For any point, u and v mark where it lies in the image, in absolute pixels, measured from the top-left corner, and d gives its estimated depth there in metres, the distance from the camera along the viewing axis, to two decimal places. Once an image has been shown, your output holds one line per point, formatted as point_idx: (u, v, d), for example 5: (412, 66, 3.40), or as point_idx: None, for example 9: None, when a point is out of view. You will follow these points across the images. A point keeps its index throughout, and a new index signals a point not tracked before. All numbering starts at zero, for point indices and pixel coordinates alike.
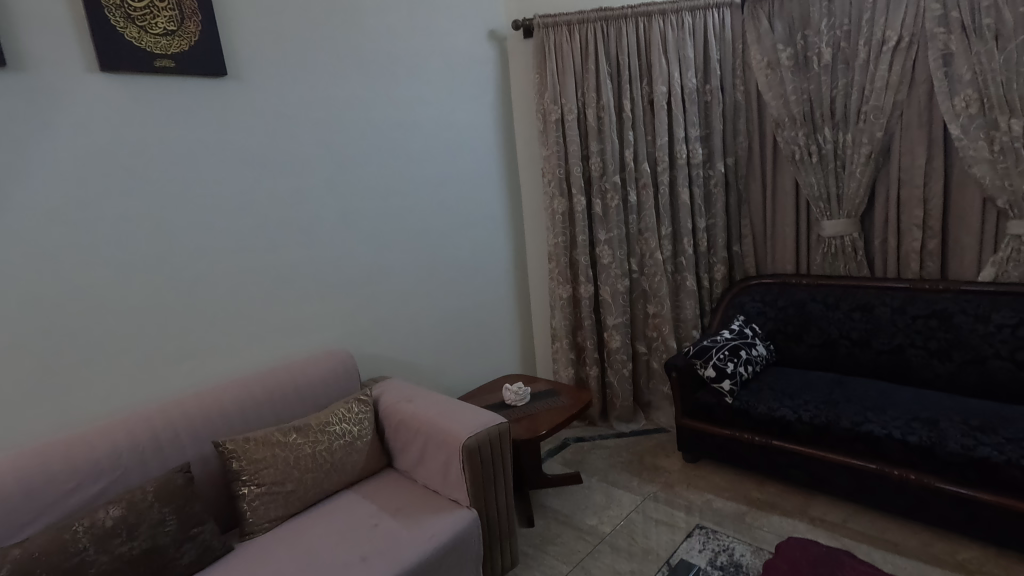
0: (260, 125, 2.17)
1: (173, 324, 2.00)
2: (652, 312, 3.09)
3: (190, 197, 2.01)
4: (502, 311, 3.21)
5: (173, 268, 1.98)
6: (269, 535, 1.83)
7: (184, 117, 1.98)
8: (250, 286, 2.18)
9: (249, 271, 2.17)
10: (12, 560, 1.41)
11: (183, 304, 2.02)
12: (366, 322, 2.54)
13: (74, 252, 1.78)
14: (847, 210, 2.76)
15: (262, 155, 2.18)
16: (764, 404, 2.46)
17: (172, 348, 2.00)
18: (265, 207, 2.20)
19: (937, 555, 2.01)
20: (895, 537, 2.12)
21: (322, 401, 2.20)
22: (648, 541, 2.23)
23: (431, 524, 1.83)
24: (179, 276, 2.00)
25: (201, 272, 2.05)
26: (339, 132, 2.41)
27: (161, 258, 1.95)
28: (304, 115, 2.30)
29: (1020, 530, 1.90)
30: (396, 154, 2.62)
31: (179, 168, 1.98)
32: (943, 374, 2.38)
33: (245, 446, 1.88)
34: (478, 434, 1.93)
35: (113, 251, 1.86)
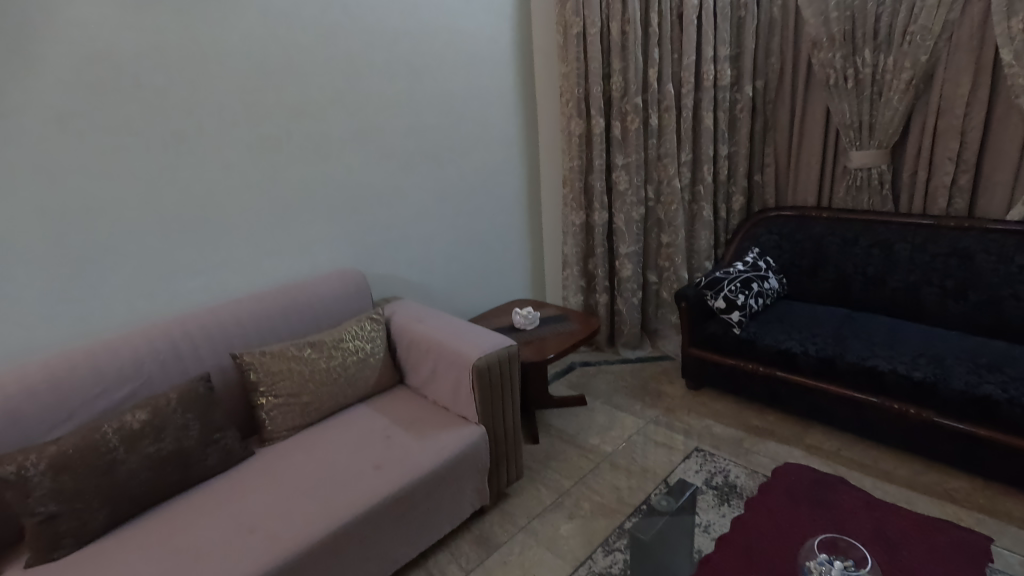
0: (265, 29, 2.06)
1: (187, 238, 2.00)
2: (665, 241, 3.05)
3: (198, 109, 1.95)
4: (514, 235, 3.18)
5: (183, 181, 1.96)
6: (287, 443, 1.92)
7: (186, 19, 1.88)
8: (262, 203, 2.16)
9: (260, 187, 2.14)
10: (48, 455, 1.51)
11: (195, 219, 2.01)
12: (378, 242, 2.54)
13: (83, 162, 1.76)
14: (878, 140, 2.63)
15: (269, 64, 2.09)
16: (771, 336, 2.48)
17: (187, 263, 2.02)
18: (273, 121, 2.13)
19: (926, 484, 2.09)
20: (887, 465, 2.20)
21: (334, 318, 2.24)
22: (647, 460, 2.33)
23: (441, 437, 1.91)
24: (189, 190, 1.98)
25: (211, 185, 2.03)
26: (348, 40, 2.28)
27: (171, 171, 1.93)
28: (313, 20, 2.17)
29: (1011, 464, 1.96)
30: (408, 67, 2.49)
31: (185, 77, 1.90)
32: (956, 313, 2.37)
33: (261, 360, 1.94)
34: (488, 356, 1.97)
35: (122, 160, 1.83)
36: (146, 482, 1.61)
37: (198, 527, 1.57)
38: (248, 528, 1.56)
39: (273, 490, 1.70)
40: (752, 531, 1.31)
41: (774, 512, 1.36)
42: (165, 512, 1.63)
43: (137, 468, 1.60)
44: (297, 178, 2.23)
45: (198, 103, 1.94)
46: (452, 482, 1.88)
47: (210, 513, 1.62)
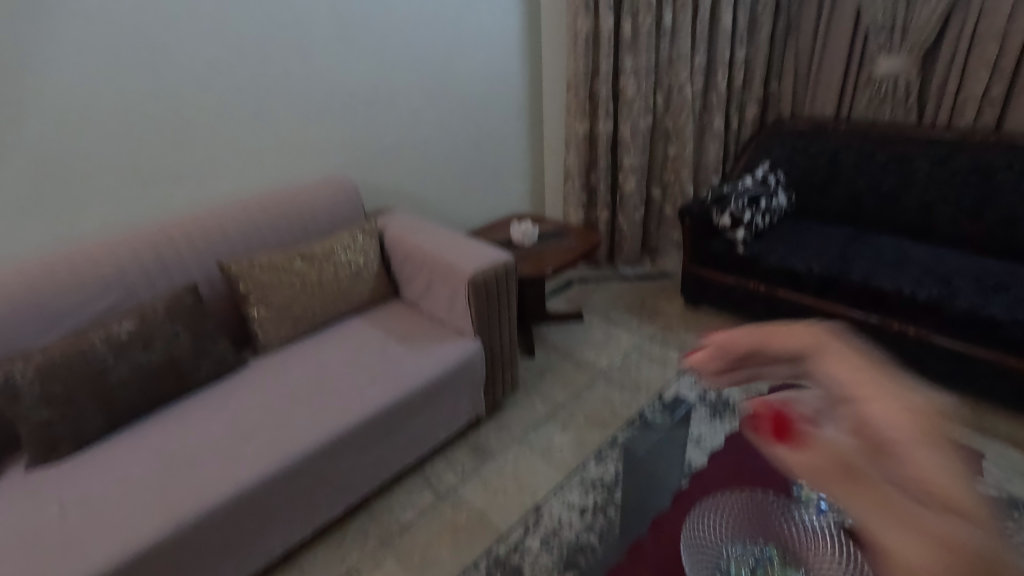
0: None
1: (163, 140, 1.86)
2: (672, 154, 2.91)
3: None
4: (513, 145, 3.01)
5: (153, 74, 1.79)
6: (281, 354, 1.90)
7: None
8: (243, 102, 2.00)
9: (238, 84, 1.97)
10: (35, 363, 1.48)
11: (170, 119, 1.86)
12: (370, 149, 2.39)
13: (39, 51, 1.60)
14: (910, 45, 2.43)
15: None
16: (776, 254, 2.41)
17: (165, 167, 1.89)
18: (250, 9, 1.93)
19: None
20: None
21: (325, 228, 2.14)
22: (642, 376, 2.35)
23: (436, 350, 1.90)
24: (161, 85, 1.82)
25: (185, 81, 1.86)
26: None
27: (139, 64, 1.76)
28: None
29: (1005, 383, 1.97)
30: None
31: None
32: (969, 233, 2.29)
33: (250, 270, 1.87)
34: (485, 270, 1.92)
35: (83, 49, 1.66)
36: (140, 391, 1.60)
37: (195, 434, 1.58)
38: (245, 436, 1.57)
39: (269, 399, 1.70)
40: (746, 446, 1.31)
41: None
42: (161, 419, 1.64)
43: (129, 377, 1.58)
44: (280, 76, 2.06)
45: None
46: (448, 394, 1.89)
47: (206, 421, 1.62)
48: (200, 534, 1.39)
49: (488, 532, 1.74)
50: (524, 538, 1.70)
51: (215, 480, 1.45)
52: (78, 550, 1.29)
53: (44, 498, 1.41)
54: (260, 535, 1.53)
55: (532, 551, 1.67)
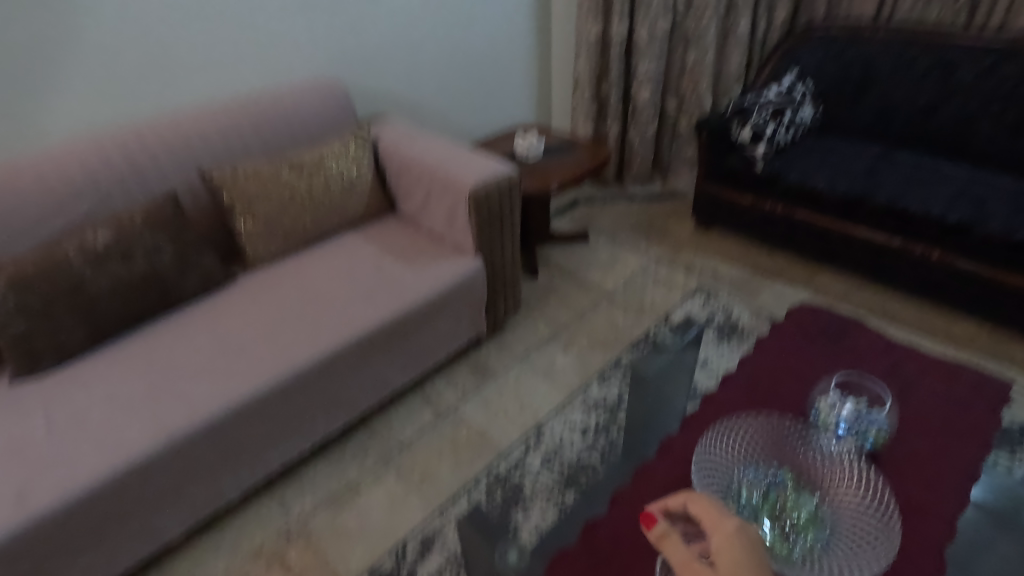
0: None
1: (127, 28, 1.67)
2: (691, 61, 2.67)
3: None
4: (518, 48, 2.76)
5: None
6: (271, 269, 1.81)
7: None
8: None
9: None
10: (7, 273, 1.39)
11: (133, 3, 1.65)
12: (361, 48, 2.18)
13: None
14: None
15: None
16: (798, 172, 2.26)
17: (133, 61, 1.71)
18: None
19: (933, 327, 2.04)
20: (897, 308, 2.14)
21: (314, 135, 1.98)
22: (648, 298, 2.27)
23: (435, 268, 1.80)
24: None
25: None
26: None
27: None
28: None
29: None
30: None
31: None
32: (1008, 151, 2.13)
33: (234, 179, 1.74)
34: (487, 183, 1.78)
35: None
36: (122, 302, 1.52)
37: (183, 349, 1.52)
38: (235, 352, 1.51)
39: (259, 316, 1.62)
40: (761, 368, 1.22)
41: (788, 351, 1.27)
42: (146, 333, 1.57)
43: (108, 288, 1.50)
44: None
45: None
46: (448, 314, 1.81)
47: (194, 337, 1.55)
48: (191, 448, 1.36)
49: (489, 451, 1.72)
50: (525, 457, 1.69)
51: (205, 396, 1.40)
52: (67, 461, 1.26)
53: (29, 410, 1.37)
54: (255, 451, 1.50)
55: (533, 470, 1.66)
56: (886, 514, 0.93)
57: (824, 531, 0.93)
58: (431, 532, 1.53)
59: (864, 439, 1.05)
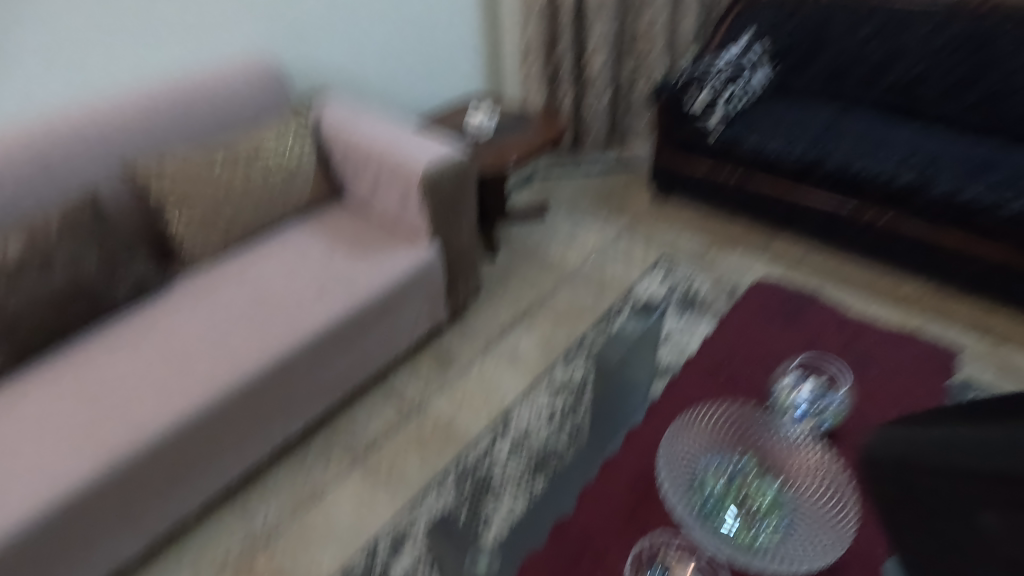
0: None
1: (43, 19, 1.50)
2: (643, 24, 2.52)
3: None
4: (463, 16, 2.57)
5: None
6: (210, 268, 1.66)
7: None
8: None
9: None
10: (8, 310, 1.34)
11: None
12: (289, 20, 1.97)
13: None
14: None
15: None
16: (753, 139, 2.21)
17: (45, 50, 1.53)
18: None
19: (862, 296, 2.05)
20: (834, 280, 2.12)
21: (248, 116, 1.81)
22: (610, 274, 2.22)
23: (387, 257, 1.69)
24: None
25: None
26: None
27: None
28: None
29: (986, 270, 1.90)
30: None
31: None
32: (952, 113, 2.14)
33: (162, 175, 1.58)
34: (439, 165, 1.66)
35: None
36: (55, 320, 1.41)
37: (123, 364, 1.39)
38: (179, 362, 1.39)
39: (204, 321, 1.49)
40: (717, 353, 1.22)
41: (745, 336, 1.26)
42: (84, 355, 1.42)
43: (39, 310, 1.38)
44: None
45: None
46: (409, 306, 1.73)
47: (134, 351, 1.42)
48: (140, 473, 1.26)
49: (457, 442, 1.70)
50: (493, 445, 1.68)
51: (157, 416, 1.29)
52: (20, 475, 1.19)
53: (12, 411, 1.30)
54: (212, 464, 1.40)
55: (501, 458, 1.65)
56: (841, 498, 0.97)
57: (785, 514, 0.98)
58: (402, 530, 1.51)
59: (822, 419, 1.08)
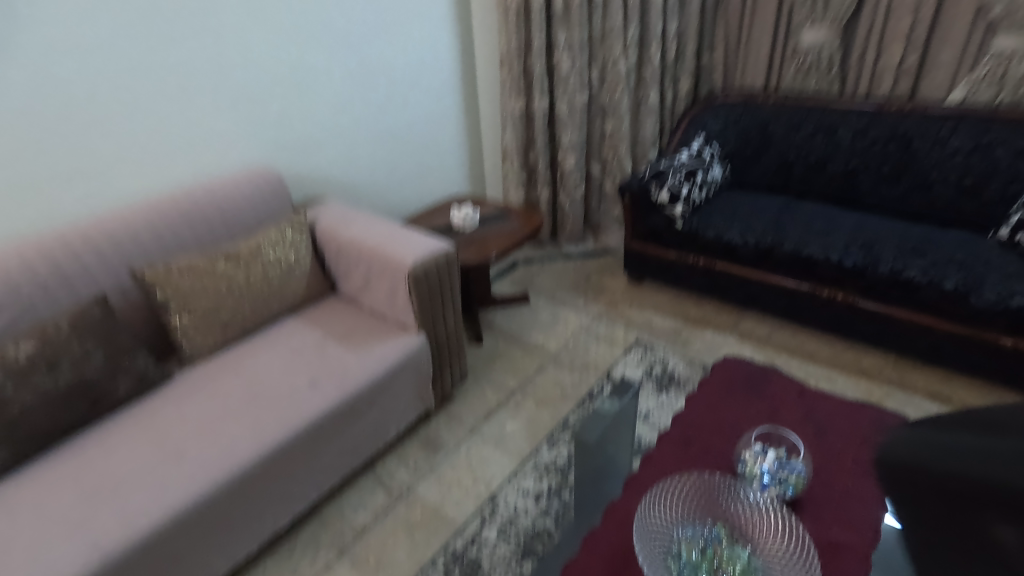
0: None
1: (74, 144, 1.70)
2: (609, 129, 2.81)
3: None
4: (448, 125, 2.85)
5: (63, 78, 1.63)
6: (208, 364, 1.74)
7: None
8: (135, 71, 1.75)
9: (150, 74, 1.78)
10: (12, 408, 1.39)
11: (66, 123, 1.67)
12: (289, 136, 2.19)
13: None
14: (833, 15, 2.42)
15: None
16: (713, 228, 2.41)
17: (72, 169, 1.71)
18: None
19: (827, 368, 2.17)
20: (799, 356, 2.24)
21: (250, 221, 1.98)
22: (590, 355, 2.33)
23: (377, 346, 1.78)
24: (62, 86, 1.63)
25: (88, 83, 1.68)
26: None
27: (50, 72, 1.60)
28: None
29: (936, 342, 2.04)
30: None
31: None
32: (889, 200, 2.38)
33: (167, 276, 1.70)
34: (425, 260, 1.80)
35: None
36: (56, 417, 1.46)
37: (120, 457, 1.44)
38: (175, 453, 1.44)
39: (202, 413, 1.56)
40: (686, 428, 1.31)
41: (712, 410, 1.36)
42: (83, 449, 1.46)
43: (40, 407, 1.43)
44: (178, 46, 1.82)
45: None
46: (398, 392, 1.80)
47: (133, 443, 1.47)
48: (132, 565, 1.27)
49: (444, 529, 1.71)
50: (481, 530, 1.69)
51: (152, 508, 1.32)
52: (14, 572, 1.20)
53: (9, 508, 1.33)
54: (202, 556, 1.41)
55: (489, 544, 1.66)
56: (808, 559, 1.03)
57: None
58: None
59: (786, 486, 1.14)
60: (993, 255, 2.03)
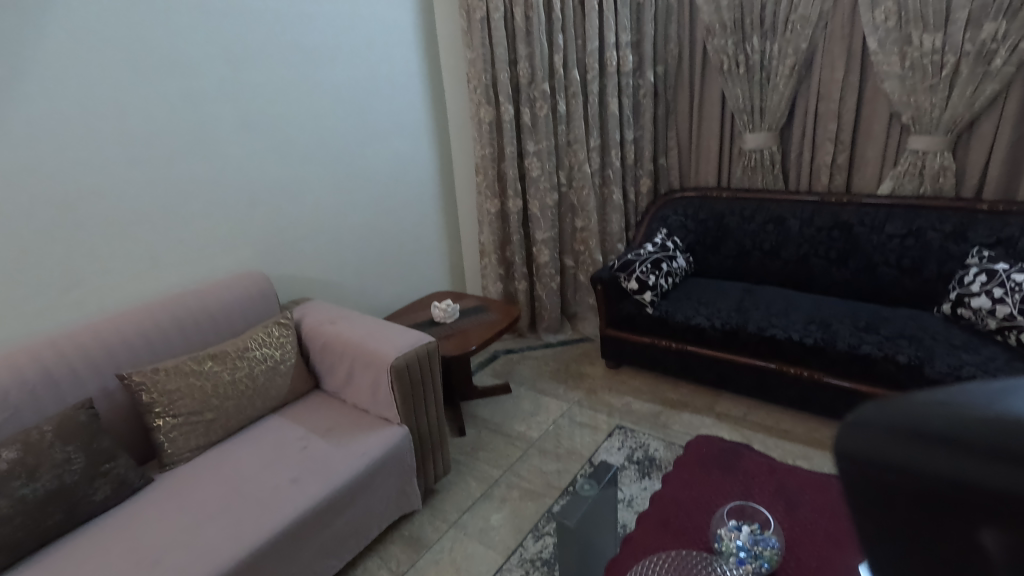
0: (151, 35, 1.87)
1: (76, 255, 1.81)
2: (579, 226, 3.02)
3: (43, 84, 1.67)
4: (428, 227, 3.05)
5: (71, 198, 1.77)
6: (190, 466, 1.74)
7: (86, 52, 1.74)
8: (138, 187, 1.90)
9: (153, 190, 1.94)
10: None
11: (70, 236, 1.79)
12: (281, 241, 2.35)
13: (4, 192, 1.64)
14: (769, 123, 2.73)
15: (145, 68, 1.87)
16: (681, 313, 2.55)
17: (70, 279, 1.81)
18: (165, 124, 1.94)
19: (803, 446, 2.22)
20: (776, 435, 2.29)
21: (239, 323, 2.06)
22: (572, 442, 2.35)
23: (360, 440, 1.81)
24: (68, 202, 1.77)
25: (96, 199, 1.82)
26: (233, 38, 2.08)
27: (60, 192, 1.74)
28: (209, 19, 2.00)
29: None
30: (317, 64, 2.37)
31: (24, 31, 1.62)
32: (840, 281, 2.56)
33: (155, 378, 1.74)
34: (407, 353, 1.87)
35: (15, 187, 1.66)
36: (29, 528, 1.43)
37: (92, 567, 1.40)
38: (148, 561, 1.41)
39: (178, 517, 1.54)
40: (662, 508, 1.36)
41: (686, 488, 1.41)
42: (54, 562, 1.43)
43: (15, 516, 1.40)
44: (178, 164, 1.99)
45: (47, 62, 1.66)
46: (381, 488, 1.80)
47: (106, 553, 1.44)
48: None
49: None
50: None
51: None
52: None
53: None
54: None
55: None
56: None
57: None
58: None
59: (762, 561, 1.16)
60: (939, 329, 2.18)
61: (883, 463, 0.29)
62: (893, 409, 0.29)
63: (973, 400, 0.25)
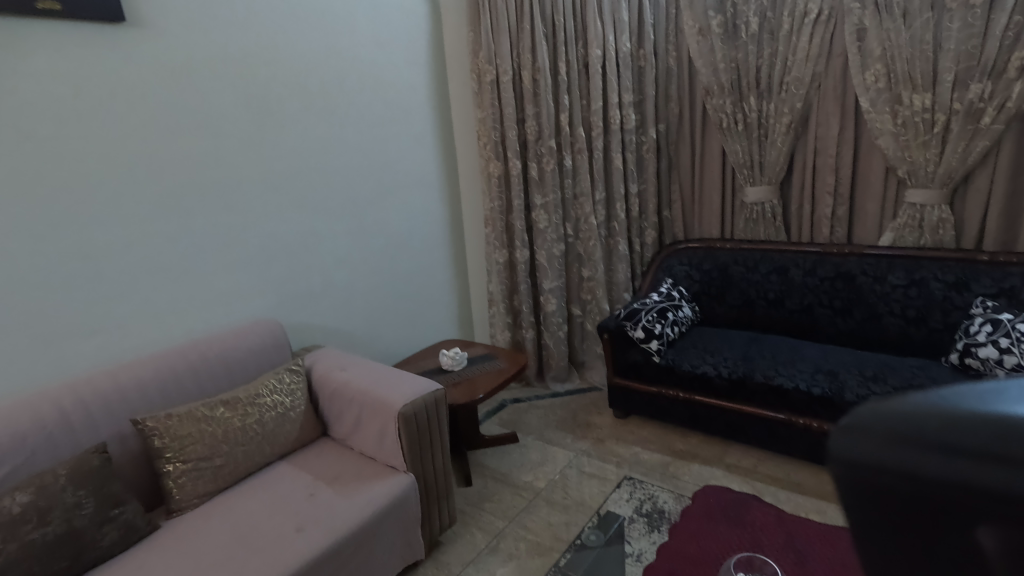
0: (182, 98, 2.02)
1: (98, 302, 1.88)
2: (586, 275, 3.09)
3: (81, 145, 1.81)
4: (438, 276, 3.12)
5: (98, 248, 1.86)
6: (196, 513, 1.74)
7: (121, 114, 1.88)
8: (161, 237, 2.00)
9: (175, 240, 2.04)
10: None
11: (95, 283, 1.87)
12: (297, 289, 2.43)
13: (37, 244, 1.74)
14: (768, 177, 2.82)
15: (174, 129, 2.01)
16: (687, 362, 2.57)
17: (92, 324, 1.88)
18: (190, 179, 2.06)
19: (815, 499, 2.17)
20: (787, 487, 2.25)
21: (251, 370, 2.11)
22: (579, 493, 2.32)
23: (366, 489, 1.81)
24: (97, 252, 1.86)
25: (121, 249, 1.91)
26: (258, 101, 2.23)
27: (88, 243, 1.84)
28: (236, 86, 2.16)
29: None
30: (338, 124, 2.53)
31: (69, 98, 1.77)
32: (845, 330, 2.57)
33: (167, 423, 1.77)
34: (415, 401, 1.89)
35: (47, 237, 1.76)
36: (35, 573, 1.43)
37: None
38: None
39: (182, 565, 1.53)
40: (669, 560, 1.34)
41: (694, 540, 1.40)
42: None
43: (22, 560, 1.41)
44: (201, 216, 2.10)
45: (85, 125, 1.80)
46: (385, 538, 1.78)
47: None
48: None
49: None
50: None
51: None
52: None
53: None
54: None
55: None
56: None
57: None
58: None
59: None
60: (947, 380, 2.17)
61: (870, 469, 0.30)
62: (883, 414, 0.30)
63: (965, 405, 0.27)
